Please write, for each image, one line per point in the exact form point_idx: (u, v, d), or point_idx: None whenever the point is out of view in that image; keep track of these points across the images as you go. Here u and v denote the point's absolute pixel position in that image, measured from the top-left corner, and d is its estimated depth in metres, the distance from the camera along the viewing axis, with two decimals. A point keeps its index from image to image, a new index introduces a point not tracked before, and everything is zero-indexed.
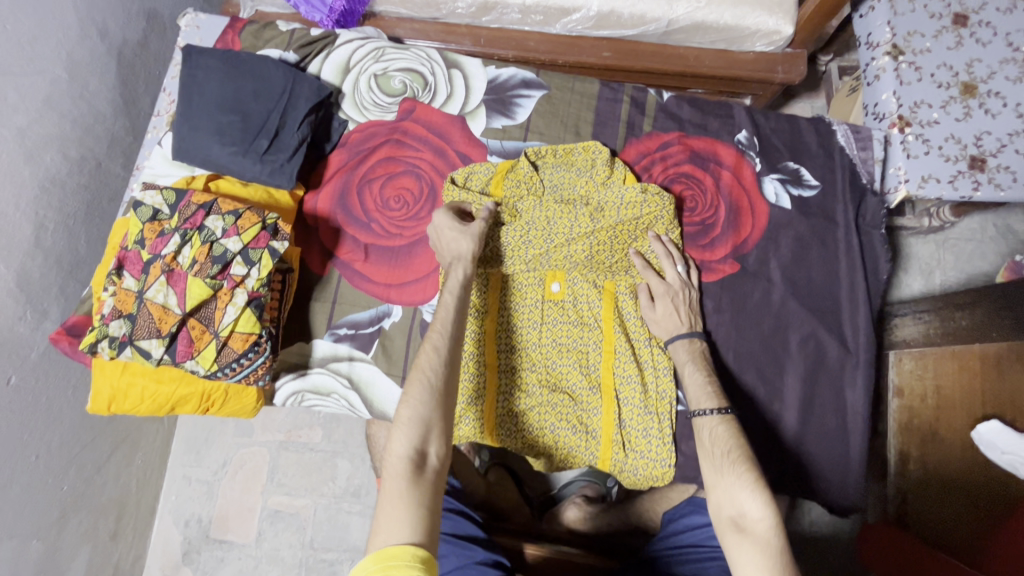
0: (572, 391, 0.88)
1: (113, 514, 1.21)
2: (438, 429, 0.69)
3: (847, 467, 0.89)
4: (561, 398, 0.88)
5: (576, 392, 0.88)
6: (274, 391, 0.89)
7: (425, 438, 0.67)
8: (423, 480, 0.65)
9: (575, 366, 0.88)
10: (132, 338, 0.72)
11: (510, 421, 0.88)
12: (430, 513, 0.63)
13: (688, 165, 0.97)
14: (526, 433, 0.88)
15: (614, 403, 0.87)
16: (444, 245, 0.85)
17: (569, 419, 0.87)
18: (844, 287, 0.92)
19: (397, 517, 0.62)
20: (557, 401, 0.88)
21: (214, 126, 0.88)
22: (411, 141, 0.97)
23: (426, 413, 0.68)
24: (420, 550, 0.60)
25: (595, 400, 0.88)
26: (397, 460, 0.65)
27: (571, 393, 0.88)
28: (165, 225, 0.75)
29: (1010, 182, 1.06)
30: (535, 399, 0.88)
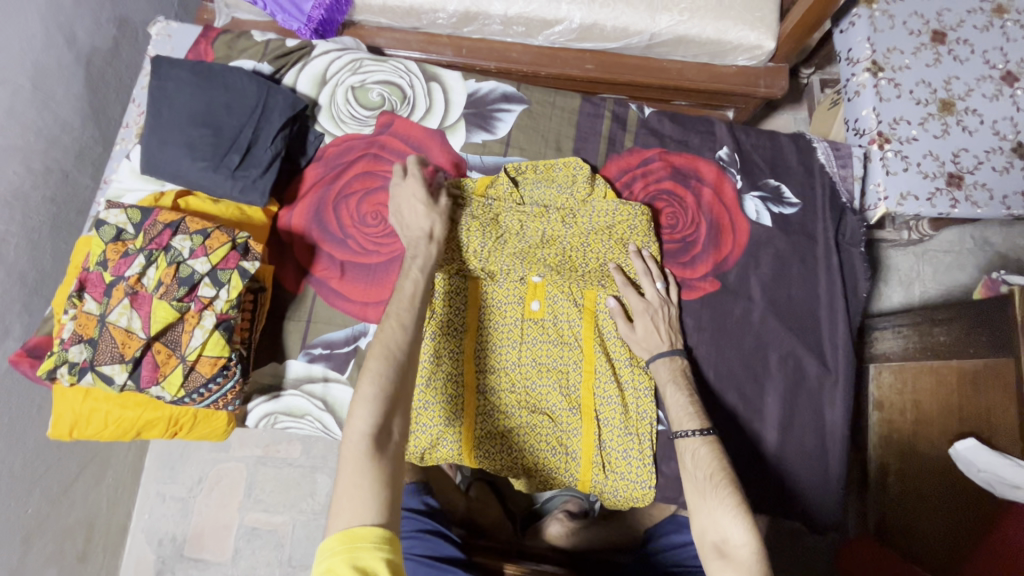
0: (551, 412, 0.87)
1: (81, 535, 1.17)
2: (401, 406, 0.67)
3: (827, 487, 0.88)
4: (540, 419, 0.86)
5: (556, 413, 0.87)
6: (246, 413, 0.86)
7: (388, 415, 0.65)
8: (388, 458, 0.63)
9: (555, 387, 0.87)
10: (93, 363, 0.70)
11: (490, 442, 0.87)
12: (394, 493, 0.61)
13: (669, 182, 0.96)
14: (505, 454, 0.86)
15: (594, 424, 0.86)
16: (409, 220, 0.84)
17: (548, 440, 0.86)
18: (824, 305, 0.92)
19: (360, 498, 0.59)
20: (536, 422, 0.86)
21: (183, 140, 0.85)
22: (389, 154, 0.95)
23: (387, 391, 0.66)
24: (385, 531, 0.58)
25: (575, 421, 0.87)
26: (358, 440, 0.62)
27: (551, 414, 0.87)
28: (129, 246, 0.73)
29: (987, 199, 1.07)
30: (515, 420, 0.86)
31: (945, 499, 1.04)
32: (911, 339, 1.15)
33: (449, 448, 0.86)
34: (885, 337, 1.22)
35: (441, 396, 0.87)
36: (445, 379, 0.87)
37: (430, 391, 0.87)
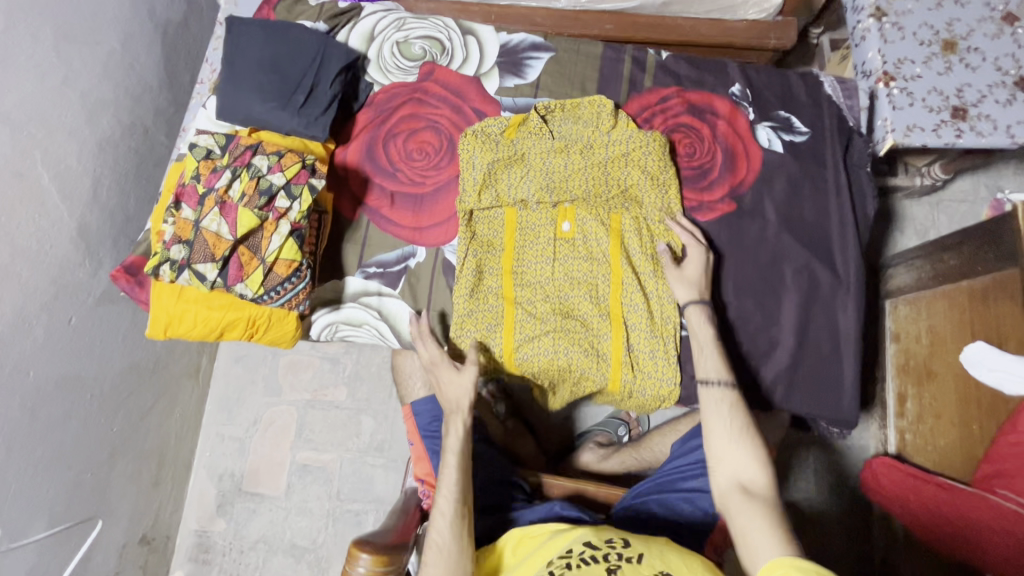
0: (583, 319, 0.96)
1: (154, 461, 1.29)
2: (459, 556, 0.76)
3: (843, 387, 0.94)
4: (573, 324, 0.95)
5: (588, 320, 0.96)
6: (311, 323, 0.98)
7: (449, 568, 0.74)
8: None
9: (586, 297, 0.96)
10: (190, 261, 0.82)
11: (527, 345, 0.95)
12: None
13: (686, 116, 1.05)
14: (542, 357, 0.94)
15: (622, 329, 0.95)
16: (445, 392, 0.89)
17: (581, 346, 0.94)
18: (834, 222, 0.99)
19: None
20: (569, 326, 0.95)
21: (255, 85, 0.97)
22: (431, 99, 1.06)
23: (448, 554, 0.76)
24: None
25: (605, 327, 0.95)
26: None
27: (582, 320, 0.96)
28: (218, 163, 0.85)
29: (992, 129, 1.12)
30: (549, 325, 0.95)
31: (962, 412, 1.08)
32: (924, 269, 1.21)
33: (496, 353, 0.96)
34: (899, 273, 1.29)
35: (485, 308, 0.97)
36: (488, 294, 0.97)
37: (475, 303, 0.96)
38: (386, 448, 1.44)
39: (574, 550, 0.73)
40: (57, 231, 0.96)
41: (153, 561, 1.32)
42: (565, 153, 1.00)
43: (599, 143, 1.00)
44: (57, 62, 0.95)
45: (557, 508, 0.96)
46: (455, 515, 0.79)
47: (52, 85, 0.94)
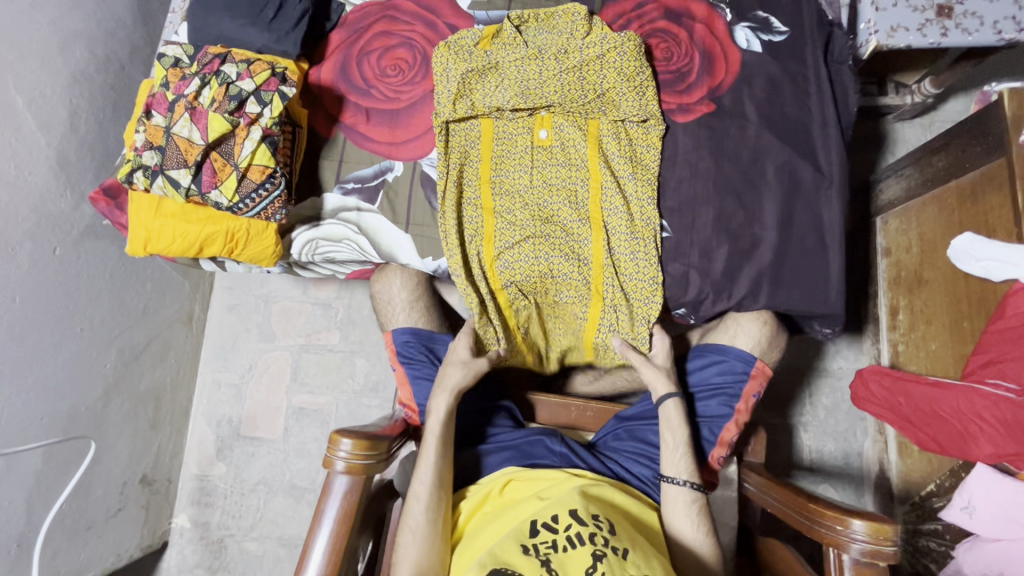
0: (564, 225, 0.95)
1: (151, 404, 1.30)
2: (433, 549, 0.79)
3: (828, 280, 0.93)
4: (553, 229, 0.95)
5: (568, 226, 0.95)
6: (291, 241, 0.98)
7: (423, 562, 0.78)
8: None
9: (565, 203, 0.95)
10: (163, 168, 0.82)
11: (508, 252, 0.95)
12: None
13: (663, 22, 1.03)
14: (524, 264, 0.94)
15: (603, 232, 0.94)
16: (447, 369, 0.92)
17: (563, 253, 0.94)
18: (815, 118, 0.98)
19: None
20: (549, 231, 0.95)
21: (225, 4, 0.97)
22: (404, 16, 1.04)
23: (422, 543, 0.80)
24: None
25: (585, 232, 0.95)
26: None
27: (563, 226, 0.95)
28: (186, 71, 0.84)
29: (978, 26, 1.09)
30: (529, 230, 0.94)
31: (954, 313, 1.07)
32: (913, 177, 1.19)
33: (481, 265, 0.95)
34: (890, 185, 1.27)
35: (467, 219, 0.96)
36: (468, 207, 0.96)
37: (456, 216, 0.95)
38: (381, 389, 1.45)
39: (561, 528, 0.76)
40: (35, 158, 0.97)
41: (156, 502, 1.34)
42: (535, 56, 0.97)
43: (572, 47, 0.98)
44: None
45: (544, 441, 0.98)
46: (433, 499, 0.83)
47: (20, 8, 0.93)
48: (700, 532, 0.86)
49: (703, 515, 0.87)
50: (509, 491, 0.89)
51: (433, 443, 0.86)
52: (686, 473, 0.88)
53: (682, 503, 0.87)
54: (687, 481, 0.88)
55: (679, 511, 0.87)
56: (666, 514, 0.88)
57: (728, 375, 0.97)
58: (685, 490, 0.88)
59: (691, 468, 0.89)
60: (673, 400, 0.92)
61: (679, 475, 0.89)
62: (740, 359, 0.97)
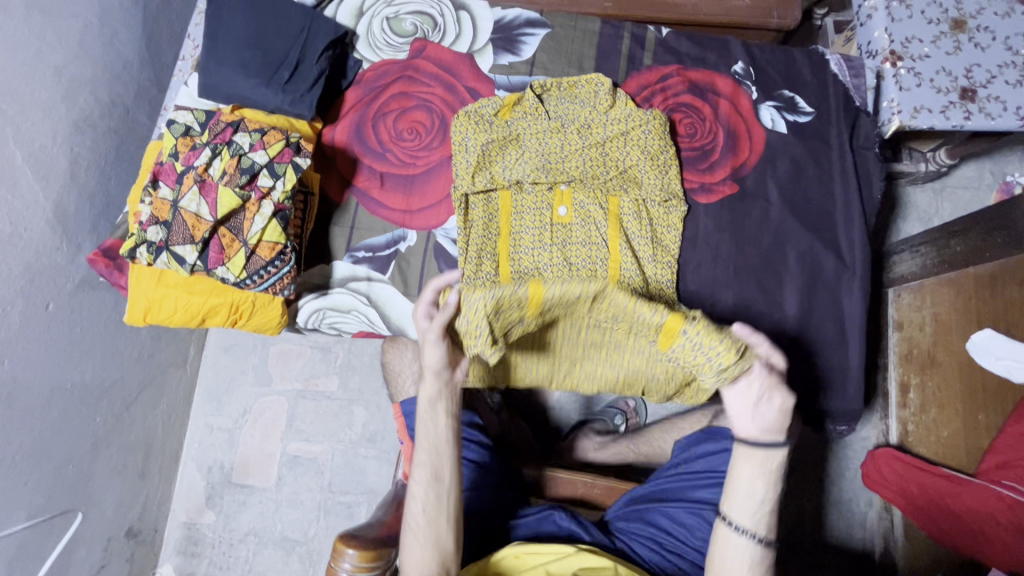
0: None
1: (140, 452, 1.26)
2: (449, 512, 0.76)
3: (847, 373, 0.93)
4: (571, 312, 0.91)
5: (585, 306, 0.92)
6: (297, 309, 0.95)
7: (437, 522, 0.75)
8: None
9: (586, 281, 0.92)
10: (167, 243, 0.78)
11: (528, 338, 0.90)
12: None
13: (687, 96, 1.01)
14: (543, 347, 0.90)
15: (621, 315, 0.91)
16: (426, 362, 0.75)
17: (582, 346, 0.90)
18: (839, 205, 0.96)
19: None
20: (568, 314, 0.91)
21: (238, 60, 0.93)
22: (422, 77, 1.01)
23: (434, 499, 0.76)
24: None
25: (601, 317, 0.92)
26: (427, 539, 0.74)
27: None
28: (197, 141, 0.81)
29: (1002, 110, 1.09)
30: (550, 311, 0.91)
31: (968, 406, 1.06)
32: (930, 256, 1.14)
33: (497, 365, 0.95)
34: (904, 260, 1.21)
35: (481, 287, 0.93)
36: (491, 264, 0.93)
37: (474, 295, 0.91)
38: (379, 439, 1.40)
39: None
40: (33, 213, 0.92)
41: (140, 554, 1.29)
42: (551, 128, 0.96)
43: (591, 121, 0.97)
44: (29, 36, 0.90)
45: (555, 515, 0.96)
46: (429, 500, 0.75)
47: (23, 59, 0.89)
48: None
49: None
50: (512, 568, 0.81)
51: (424, 443, 0.77)
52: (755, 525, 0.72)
53: (738, 559, 0.73)
54: (753, 533, 0.73)
55: (730, 560, 0.73)
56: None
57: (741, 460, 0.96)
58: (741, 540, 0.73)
59: (768, 522, 0.73)
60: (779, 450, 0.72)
61: (748, 526, 0.73)
62: None
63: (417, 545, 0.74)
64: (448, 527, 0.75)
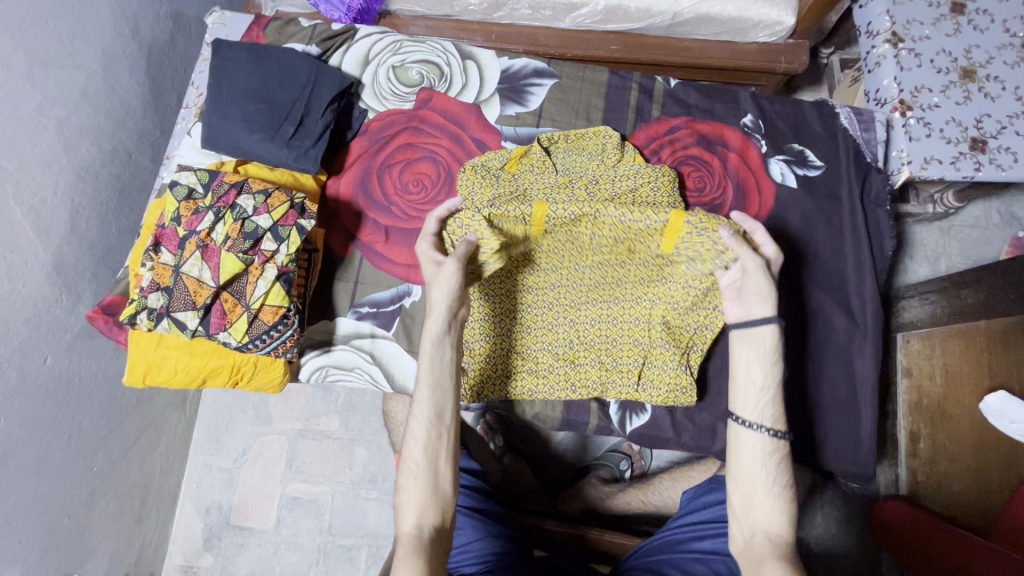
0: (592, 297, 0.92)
1: (137, 496, 1.24)
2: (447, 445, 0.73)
3: (859, 439, 0.91)
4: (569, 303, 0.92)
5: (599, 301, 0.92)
6: (300, 366, 0.94)
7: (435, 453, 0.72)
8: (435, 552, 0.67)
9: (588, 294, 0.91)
10: (168, 310, 0.77)
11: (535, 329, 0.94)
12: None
13: (696, 148, 1.00)
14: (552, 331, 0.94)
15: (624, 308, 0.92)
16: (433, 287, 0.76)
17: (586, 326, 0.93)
18: (850, 262, 0.95)
19: None
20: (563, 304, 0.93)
21: (242, 115, 0.92)
22: (429, 127, 1.00)
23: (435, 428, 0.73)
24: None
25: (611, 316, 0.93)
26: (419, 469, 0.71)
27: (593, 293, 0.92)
28: (199, 204, 0.80)
29: (1012, 162, 1.07)
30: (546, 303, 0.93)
31: (979, 463, 1.07)
32: (940, 304, 1.11)
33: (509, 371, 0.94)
34: (912, 306, 1.18)
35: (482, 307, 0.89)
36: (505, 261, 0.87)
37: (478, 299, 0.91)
38: (381, 480, 1.37)
39: None
40: (32, 268, 0.91)
41: None
42: (559, 183, 0.94)
43: (599, 177, 0.95)
44: (32, 89, 0.89)
45: None
46: (430, 440, 0.72)
47: (24, 113, 0.88)
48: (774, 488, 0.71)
49: (782, 470, 0.72)
50: None
51: (428, 380, 0.73)
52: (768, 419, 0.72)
53: (756, 452, 0.72)
54: (767, 428, 0.73)
55: (752, 455, 0.73)
56: (747, 488, 0.72)
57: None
58: (761, 437, 0.72)
59: (776, 415, 0.74)
60: (770, 326, 0.75)
61: (758, 420, 0.73)
62: None
63: (416, 485, 0.71)
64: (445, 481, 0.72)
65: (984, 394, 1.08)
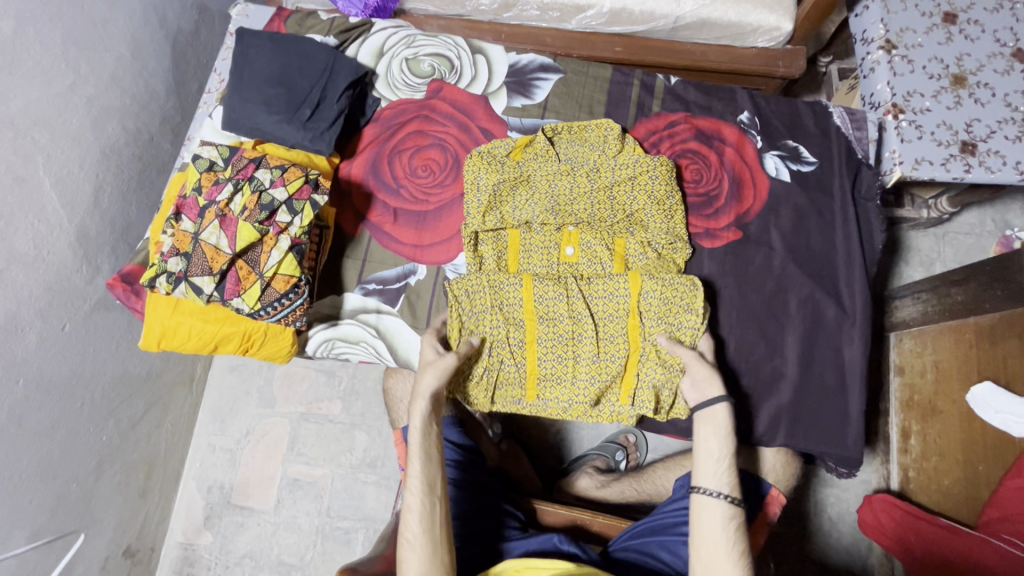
0: (591, 339, 0.93)
1: (142, 471, 1.27)
2: (439, 508, 0.82)
3: (849, 425, 0.93)
4: (572, 344, 0.94)
5: (604, 335, 0.94)
6: (307, 338, 0.97)
7: (432, 516, 0.80)
8: None
9: (591, 336, 0.93)
10: (187, 274, 0.81)
11: (551, 376, 0.94)
12: None
13: (694, 142, 1.04)
14: (566, 382, 0.94)
15: (635, 361, 0.93)
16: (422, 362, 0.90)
17: (593, 369, 0.93)
18: (841, 254, 0.98)
19: None
20: (572, 352, 0.94)
21: (262, 98, 0.97)
22: (438, 116, 1.05)
23: (429, 498, 0.82)
24: None
25: (617, 347, 0.93)
26: (413, 535, 0.79)
27: (596, 340, 0.93)
28: (220, 175, 0.84)
29: (1001, 165, 1.11)
30: (558, 359, 0.94)
31: (968, 455, 1.06)
32: (931, 302, 1.17)
33: (511, 396, 0.95)
34: (906, 305, 1.24)
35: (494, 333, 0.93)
36: (508, 289, 0.94)
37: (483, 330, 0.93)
38: (379, 465, 1.40)
39: None
40: (57, 236, 0.96)
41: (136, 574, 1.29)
42: (561, 171, 1.00)
43: (599, 166, 1.00)
44: (65, 68, 0.94)
45: (554, 540, 0.93)
46: (425, 509, 0.81)
47: (58, 91, 0.93)
48: (732, 547, 0.75)
49: (737, 534, 0.77)
50: None
51: (419, 454, 0.84)
52: (718, 483, 0.80)
53: (713, 519, 0.78)
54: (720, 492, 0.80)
55: (707, 525, 0.78)
56: (699, 555, 0.77)
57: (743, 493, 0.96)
58: (718, 503, 0.79)
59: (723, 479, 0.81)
60: (723, 404, 0.85)
61: (711, 486, 0.81)
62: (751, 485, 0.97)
63: (414, 554, 0.77)
64: (441, 548, 0.78)
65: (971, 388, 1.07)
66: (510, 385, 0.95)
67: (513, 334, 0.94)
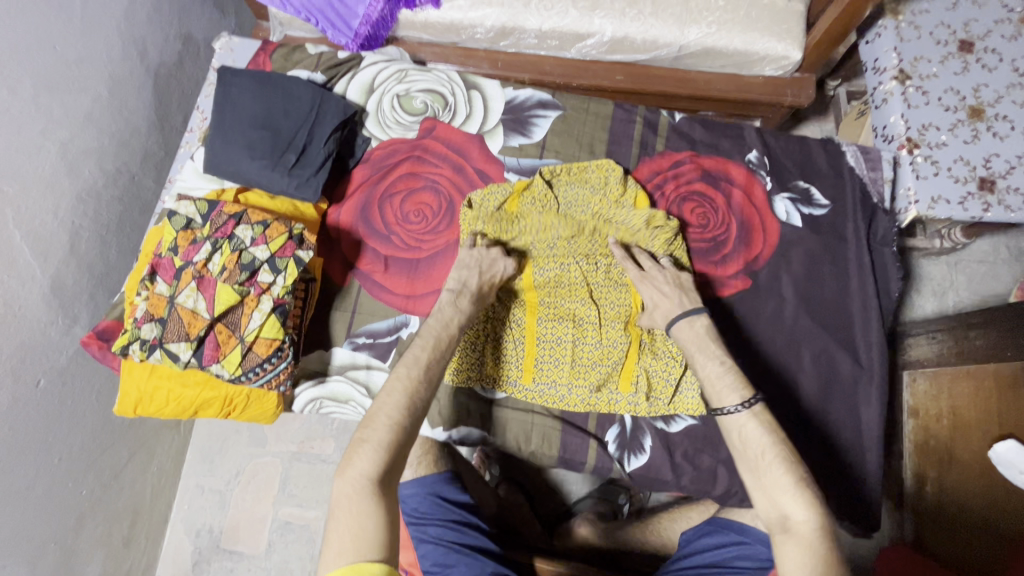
0: (590, 328, 0.92)
1: (127, 520, 1.22)
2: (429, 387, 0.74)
3: (865, 487, 0.88)
4: (572, 332, 0.92)
5: (604, 327, 0.92)
6: (295, 396, 0.93)
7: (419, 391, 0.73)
8: (388, 497, 0.67)
9: (592, 328, 0.92)
10: (161, 341, 0.77)
11: (548, 371, 0.92)
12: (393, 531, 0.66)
13: (700, 183, 0.99)
14: (564, 368, 0.91)
15: (637, 351, 0.91)
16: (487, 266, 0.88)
17: (594, 355, 0.91)
18: (855, 301, 0.94)
19: None
20: (570, 340, 0.92)
21: (245, 141, 0.92)
22: (432, 157, 1.00)
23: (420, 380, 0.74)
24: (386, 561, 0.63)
25: (619, 336, 0.91)
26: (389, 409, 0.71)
27: (597, 328, 0.92)
28: (197, 233, 0.80)
29: (1021, 204, 1.06)
30: (556, 357, 0.92)
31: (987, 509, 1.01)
32: (947, 343, 1.13)
33: (505, 376, 0.92)
34: (919, 343, 1.21)
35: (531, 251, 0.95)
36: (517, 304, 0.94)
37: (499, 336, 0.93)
38: None
39: None
40: (28, 289, 0.91)
41: None
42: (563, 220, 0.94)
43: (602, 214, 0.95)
44: (36, 113, 0.89)
45: None
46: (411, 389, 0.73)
47: (28, 137, 0.88)
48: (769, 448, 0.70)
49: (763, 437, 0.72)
50: None
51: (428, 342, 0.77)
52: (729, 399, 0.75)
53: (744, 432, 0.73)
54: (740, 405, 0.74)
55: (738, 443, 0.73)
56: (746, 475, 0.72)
57: (749, 558, 0.90)
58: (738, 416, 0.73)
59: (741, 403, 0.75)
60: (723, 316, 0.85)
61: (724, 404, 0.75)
62: (761, 543, 0.91)
63: (386, 425, 0.69)
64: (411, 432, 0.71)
65: (993, 442, 1.01)
66: (504, 364, 0.92)
67: (511, 335, 0.93)
